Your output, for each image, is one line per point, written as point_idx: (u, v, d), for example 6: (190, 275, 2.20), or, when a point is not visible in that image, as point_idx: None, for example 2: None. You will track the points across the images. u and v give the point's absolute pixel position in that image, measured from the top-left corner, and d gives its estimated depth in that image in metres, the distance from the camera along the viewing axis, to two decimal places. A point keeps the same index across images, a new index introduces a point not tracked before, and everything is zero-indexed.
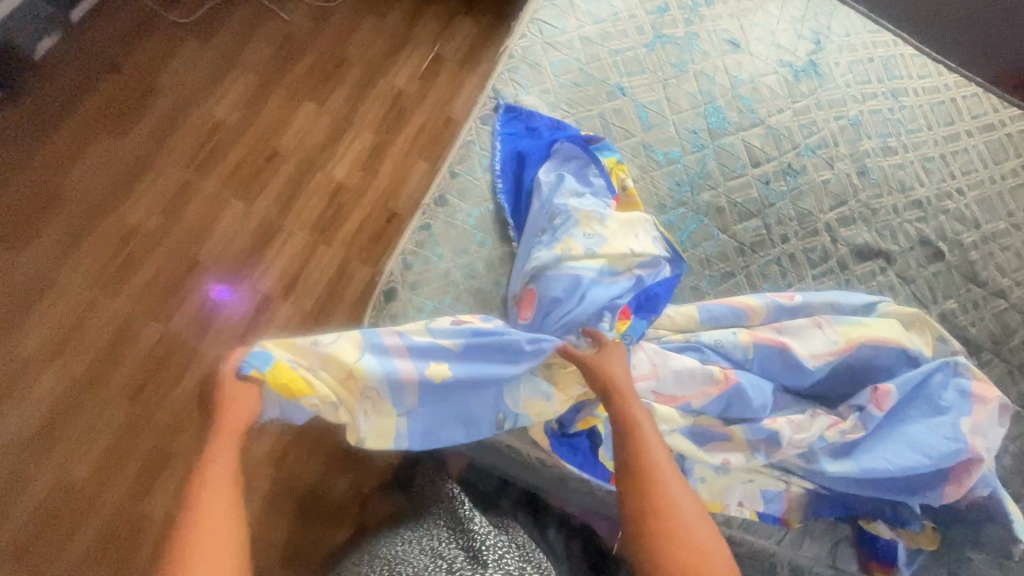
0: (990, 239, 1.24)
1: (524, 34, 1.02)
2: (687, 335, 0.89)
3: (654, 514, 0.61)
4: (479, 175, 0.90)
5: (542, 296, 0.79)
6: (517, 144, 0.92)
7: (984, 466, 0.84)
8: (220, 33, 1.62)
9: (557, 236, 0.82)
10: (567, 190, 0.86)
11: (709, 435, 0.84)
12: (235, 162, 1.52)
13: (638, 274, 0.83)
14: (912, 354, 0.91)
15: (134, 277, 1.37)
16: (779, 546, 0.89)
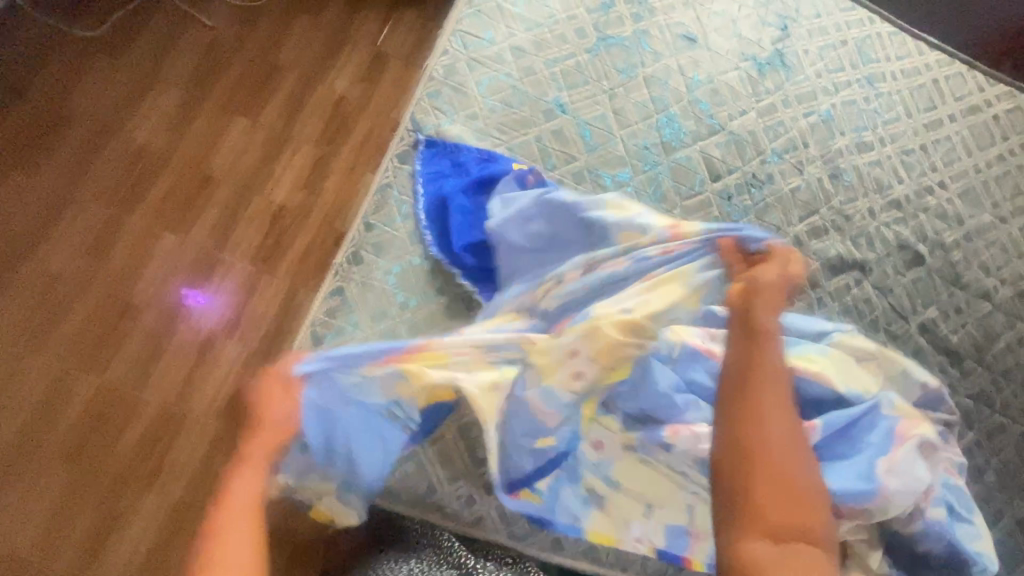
0: (974, 235, 1.14)
1: (446, 50, 0.92)
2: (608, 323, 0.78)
3: (770, 489, 0.65)
4: (399, 225, 0.85)
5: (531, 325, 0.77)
6: (441, 188, 0.87)
7: (892, 508, 0.79)
8: (136, 47, 1.48)
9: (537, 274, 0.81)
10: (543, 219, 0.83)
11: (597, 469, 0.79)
12: (164, 191, 1.40)
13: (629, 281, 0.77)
14: (846, 398, 0.85)
15: (64, 327, 1.28)
16: None
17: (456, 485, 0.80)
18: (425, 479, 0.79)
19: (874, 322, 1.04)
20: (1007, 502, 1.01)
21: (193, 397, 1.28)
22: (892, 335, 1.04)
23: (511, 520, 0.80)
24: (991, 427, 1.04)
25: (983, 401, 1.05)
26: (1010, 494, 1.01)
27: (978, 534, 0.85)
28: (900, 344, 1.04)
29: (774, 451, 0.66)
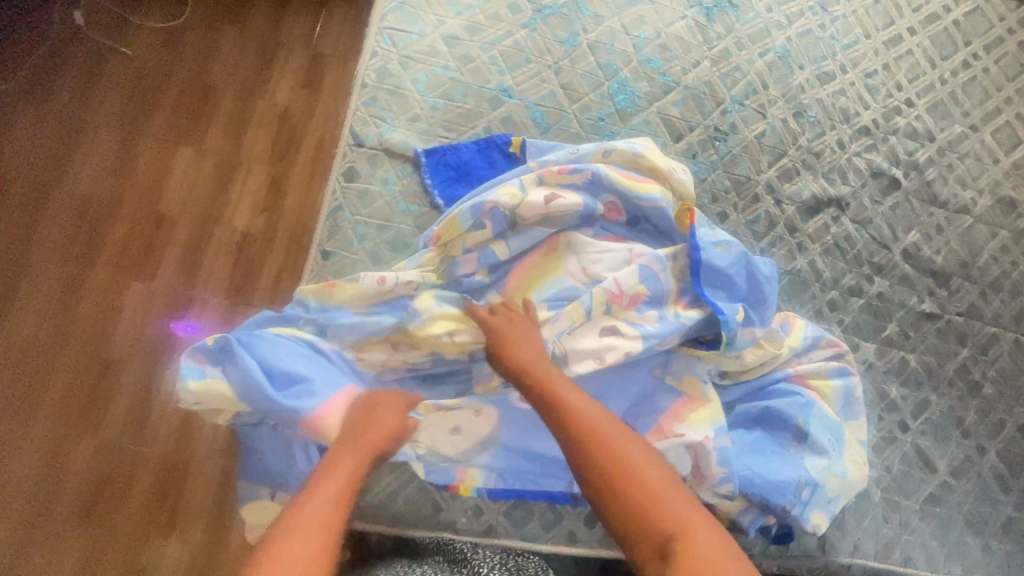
0: (947, 149, 1.12)
1: (375, 52, 0.87)
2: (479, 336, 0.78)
3: (588, 413, 0.67)
4: (356, 247, 0.81)
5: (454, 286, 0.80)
6: (451, 189, 0.83)
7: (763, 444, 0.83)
8: (58, 93, 1.40)
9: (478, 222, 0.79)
10: (508, 189, 0.79)
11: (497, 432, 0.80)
12: (121, 238, 1.35)
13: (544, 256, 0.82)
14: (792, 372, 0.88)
15: (48, 394, 1.26)
16: None
17: (461, 499, 0.80)
18: (429, 498, 0.80)
19: (858, 257, 1.02)
20: (1008, 411, 1.02)
21: (193, 441, 1.25)
22: (877, 266, 1.03)
23: (523, 522, 0.80)
24: (984, 340, 1.04)
25: (974, 315, 1.05)
26: (1010, 403, 1.02)
27: (831, 471, 0.82)
28: (886, 274, 1.03)
29: (620, 467, 0.64)
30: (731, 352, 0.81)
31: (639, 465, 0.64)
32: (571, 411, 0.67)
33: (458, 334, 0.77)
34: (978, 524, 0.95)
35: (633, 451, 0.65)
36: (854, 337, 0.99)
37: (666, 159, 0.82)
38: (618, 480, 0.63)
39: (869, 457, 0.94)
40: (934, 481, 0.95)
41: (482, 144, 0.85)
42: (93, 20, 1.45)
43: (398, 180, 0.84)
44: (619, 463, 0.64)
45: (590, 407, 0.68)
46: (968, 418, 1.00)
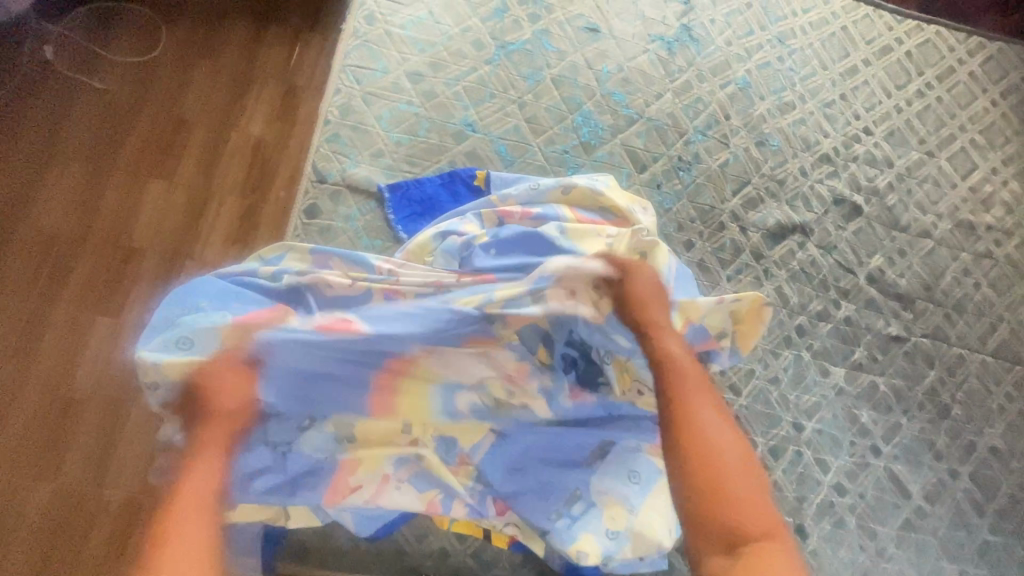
0: (906, 175, 1.15)
1: (338, 88, 0.84)
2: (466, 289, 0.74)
3: (710, 416, 0.68)
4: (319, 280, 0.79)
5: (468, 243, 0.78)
6: (416, 224, 0.81)
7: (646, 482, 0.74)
8: (22, 130, 1.38)
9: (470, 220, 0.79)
10: (471, 219, 0.79)
11: (395, 493, 0.71)
12: (87, 273, 1.32)
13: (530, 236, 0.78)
14: None
15: (4, 437, 1.21)
16: None
17: (426, 542, 0.78)
18: (392, 542, 0.77)
19: (824, 282, 1.04)
20: (978, 432, 1.03)
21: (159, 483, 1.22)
22: (843, 290, 1.04)
23: (491, 563, 0.78)
24: (951, 362, 1.06)
25: (939, 337, 1.07)
26: (979, 424, 1.03)
27: None
28: (851, 298, 1.05)
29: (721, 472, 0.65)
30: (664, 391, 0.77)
31: (739, 490, 0.63)
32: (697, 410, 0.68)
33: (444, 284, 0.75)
34: (954, 549, 0.95)
35: (732, 473, 0.64)
36: (823, 362, 0.99)
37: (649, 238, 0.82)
38: (706, 478, 0.64)
39: (843, 483, 0.93)
40: (908, 506, 0.95)
41: (446, 178, 0.83)
42: (65, 54, 1.44)
43: (362, 216, 0.80)
44: (713, 463, 0.64)
45: (713, 412, 0.68)
46: (939, 441, 1.01)
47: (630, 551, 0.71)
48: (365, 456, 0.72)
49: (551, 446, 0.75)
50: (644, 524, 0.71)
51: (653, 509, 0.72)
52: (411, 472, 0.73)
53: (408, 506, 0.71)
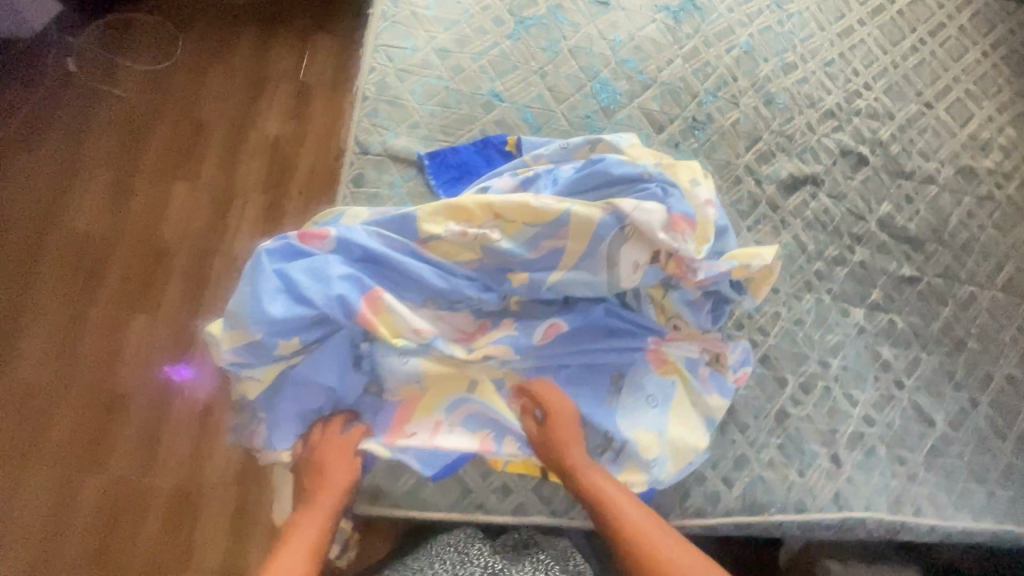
0: (906, 127, 1.21)
1: (372, 67, 0.89)
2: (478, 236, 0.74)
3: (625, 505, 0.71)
4: None
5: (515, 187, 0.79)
6: (456, 186, 0.84)
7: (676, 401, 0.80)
8: (47, 139, 1.41)
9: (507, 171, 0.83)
10: (508, 171, 0.82)
11: (449, 439, 0.74)
12: (121, 274, 1.36)
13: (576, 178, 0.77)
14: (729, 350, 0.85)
15: (52, 435, 1.25)
16: (689, 515, 0.84)
17: (488, 481, 0.82)
18: (456, 485, 0.81)
19: (837, 229, 1.08)
20: (994, 363, 1.08)
21: (205, 470, 1.26)
22: (856, 236, 1.09)
23: (550, 499, 0.82)
24: (963, 299, 1.11)
25: (950, 277, 1.12)
26: (995, 355, 1.08)
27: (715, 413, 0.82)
28: (865, 243, 1.09)
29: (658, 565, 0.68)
30: (698, 326, 0.82)
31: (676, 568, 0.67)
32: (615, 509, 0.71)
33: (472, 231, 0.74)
34: (980, 471, 1.00)
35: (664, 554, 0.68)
36: (843, 303, 1.04)
37: (707, 207, 0.77)
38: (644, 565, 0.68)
39: (871, 414, 0.98)
40: (934, 433, 1.00)
41: (479, 145, 0.88)
42: (83, 62, 1.46)
43: (404, 182, 0.83)
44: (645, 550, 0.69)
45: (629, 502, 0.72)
46: (957, 372, 1.05)
47: (672, 465, 0.78)
48: (421, 402, 0.75)
49: (577, 381, 0.79)
50: (676, 438, 0.78)
51: (678, 422, 0.79)
52: (463, 415, 0.75)
53: (463, 446, 0.74)
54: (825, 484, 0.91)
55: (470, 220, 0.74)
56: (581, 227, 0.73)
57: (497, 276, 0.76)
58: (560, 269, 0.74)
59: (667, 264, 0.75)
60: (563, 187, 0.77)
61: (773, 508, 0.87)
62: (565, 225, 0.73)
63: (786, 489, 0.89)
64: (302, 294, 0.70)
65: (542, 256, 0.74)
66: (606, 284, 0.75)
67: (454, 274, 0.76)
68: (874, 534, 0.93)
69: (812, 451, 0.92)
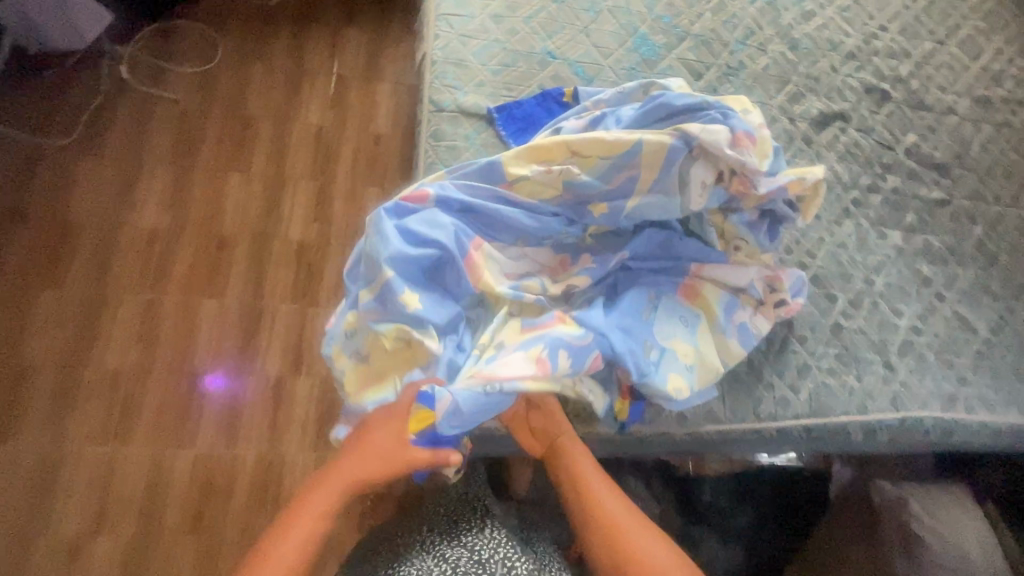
0: (923, 63, 1.27)
1: (437, 35, 0.98)
2: (560, 170, 0.84)
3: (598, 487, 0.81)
4: None
5: (585, 127, 0.87)
6: (526, 132, 0.92)
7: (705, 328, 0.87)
8: (110, 143, 1.50)
9: (573, 114, 0.90)
10: (573, 115, 0.90)
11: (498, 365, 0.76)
12: (188, 264, 1.44)
13: (640, 115, 0.85)
14: (770, 281, 0.90)
15: (141, 415, 1.32)
16: (761, 418, 0.93)
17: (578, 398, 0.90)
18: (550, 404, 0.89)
19: (869, 160, 1.15)
20: None
21: (285, 439, 1.33)
22: (886, 165, 1.16)
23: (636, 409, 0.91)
24: (992, 218, 1.18)
25: (978, 198, 1.19)
26: None
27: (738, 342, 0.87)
28: (895, 171, 1.16)
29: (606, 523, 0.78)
30: (760, 242, 0.89)
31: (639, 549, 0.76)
32: (588, 491, 0.81)
33: (554, 167, 0.84)
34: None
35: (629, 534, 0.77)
36: (881, 227, 1.11)
37: (763, 128, 0.84)
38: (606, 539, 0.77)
39: (917, 325, 1.05)
40: (977, 339, 1.06)
41: (540, 98, 0.95)
42: (136, 71, 1.57)
43: (478, 135, 0.92)
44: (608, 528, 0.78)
45: (603, 489, 0.81)
46: (993, 284, 1.12)
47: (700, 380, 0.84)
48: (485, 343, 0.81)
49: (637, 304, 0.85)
50: (704, 360, 0.85)
51: (703, 343, 0.86)
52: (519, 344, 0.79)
53: (517, 365, 0.76)
54: (880, 388, 0.99)
55: (551, 159, 0.85)
56: (653, 154, 0.82)
57: (579, 209, 0.86)
58: (635, 196, 0.84)
59: (731, 183, 0.84)
60: (629, 122, 0.86)
61: (837, 409, 0.95)
62: (638, 154, 0.82)
63: (845, 393, 0.97)
64: (419, 242, 0.81)
65: (617, 187, 0.84)
66: (678, 205, 0.84)
67: (541, 213, 0.86)
68: (931, 433, 1.00)
69: (866, 359, 1.00)
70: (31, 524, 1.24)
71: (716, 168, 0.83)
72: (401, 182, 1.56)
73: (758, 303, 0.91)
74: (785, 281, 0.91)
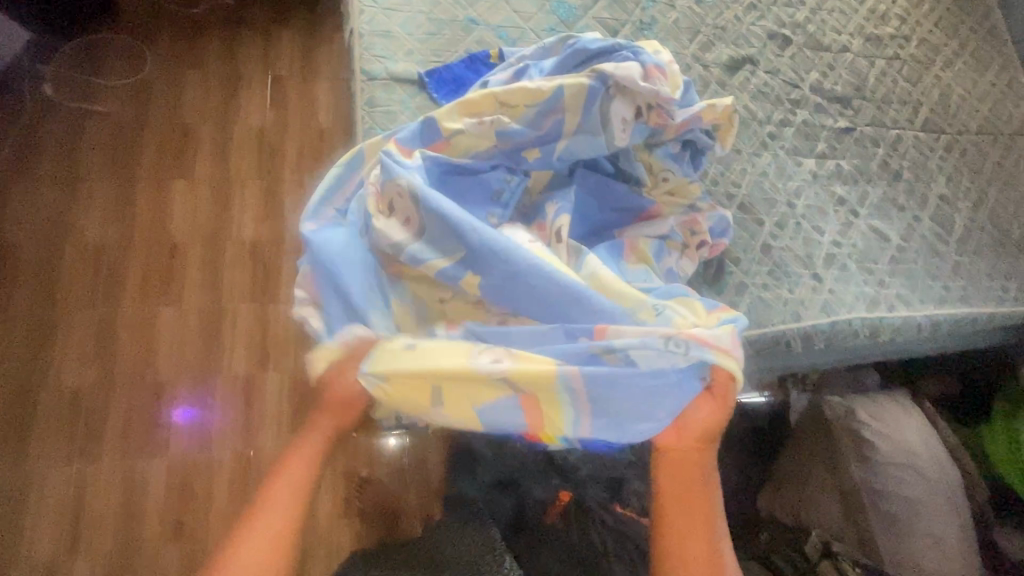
0: (817, 9, 1.40)
1: (363, 11, 1.02)
2: (491, 121, 0.88)
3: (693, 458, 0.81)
4: None
5: (511, 78, 0.92)
6: (457, 92, 0.97)
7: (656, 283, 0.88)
8: (44, 162, 1.47)
9: (499, 70, 0.96)
10: (501, 71, 0.95)
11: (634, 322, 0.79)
12: (140, 273, 1.42)
13: (561, 62, 0.92)
14: (692, 221, 0.97)
15: (107, 430, 1.30)
16: None
17: None
18: None
19: (779, 97, 1.26)
20: (928, 186, 1.27)
21: (261, 434, 1.33)
22: (794, 101, 1.27)
23: None
24: (892, 140, 1.30)
25: (878, 124, 1.31)
26: (927, 180, 1.27)
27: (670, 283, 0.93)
28: (803, 106, 1.27)
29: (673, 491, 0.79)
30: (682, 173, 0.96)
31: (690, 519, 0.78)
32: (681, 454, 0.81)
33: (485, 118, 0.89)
34: (934, 270, 1.18)
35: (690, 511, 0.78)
36: (796, 157, 1.21)
37: (672, 63, 0.92)
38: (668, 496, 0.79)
39: (838, 239, 1.15)
40: (891, 247, 1.17)
41: (467, 61, 1.00)
42: (64, 88, 1.55)
43: (412, 99, 0.97)
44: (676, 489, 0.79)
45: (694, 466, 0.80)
46: (900, 197, 1.24)
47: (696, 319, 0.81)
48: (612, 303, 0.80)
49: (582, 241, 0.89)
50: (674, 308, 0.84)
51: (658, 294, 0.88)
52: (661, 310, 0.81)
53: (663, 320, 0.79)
54: (812, 298, 1.08)
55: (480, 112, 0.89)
56: (575, 96, 0.87)
57: (515, 156, 0.90)
58: (564, 137, 0.89)
59: (650, 117, 0.91)
60: (551, 70, 0.92)
61: (775, 321, 1.04)
62: (561, 97, 0.87)
63: (781, 304, 1.06)
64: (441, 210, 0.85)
65: (546, 130, 0.89)
66: (604, 142, 0.90)
67: (479, 168, 0.90)
68: (862, 333, 1.09)
69: (795, 273, 1.09)
70: (1, 555, 1.20)
71: (634, 104, 0.90)
72: None
73: (683, 246, 0.97)
74: (705, 218, 0.98)
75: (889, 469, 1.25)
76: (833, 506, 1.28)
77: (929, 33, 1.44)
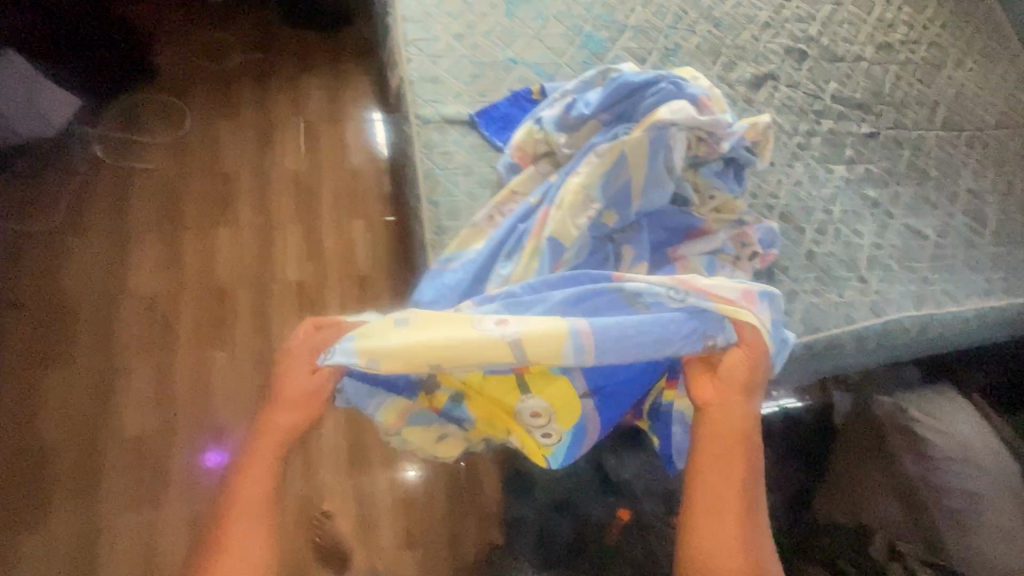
0: (828, 22, 1.46)
1: (410, 59, 1.09)
2: (568, 191, 0.90)
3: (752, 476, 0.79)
4: (456, 192, 0.99)
5: (565, 121, 0.97)
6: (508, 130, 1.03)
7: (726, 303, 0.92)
8: (95, 220, 1.53)
9: (547, 109, 1.01)
10: (550, 111, 1.00)
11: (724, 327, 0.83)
12: (192, 320, 1.46)
13: (607, 98, 0.96)
14: (744, 235, 1.01)
15: (172, 476, 1.32)
16: None
17: None
18: None
19: (803, 109, 1.31)
20: (956, 182, 1.30)
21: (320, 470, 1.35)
22: (818, 111, 1.32)
23: None
24: (915, 141, 1.34)
25: (900, 126, 1.35)
26: (955, 177, 1.31)
27: None
28: (827, 115, 1.32)
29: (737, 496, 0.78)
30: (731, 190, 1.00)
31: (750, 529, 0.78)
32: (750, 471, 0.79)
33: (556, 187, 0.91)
34: (973, 263, 1.21)
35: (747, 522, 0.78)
36: (827, 164, 1.25)
37: (713, 88, 0.97)
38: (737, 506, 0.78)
39: (877, 240, 1.18)
40: (929, 244, 1.20)
41: (511, 99, 1.06)
42: (109, 148, 1.62)
43: (464, 139, 1.03)
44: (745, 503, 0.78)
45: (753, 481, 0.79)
46: (931, 195, 1.27)
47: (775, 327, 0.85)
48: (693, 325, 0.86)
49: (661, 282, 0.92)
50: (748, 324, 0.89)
51: None
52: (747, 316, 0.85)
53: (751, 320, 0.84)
54: (859, 298, 1.10)
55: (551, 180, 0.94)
56: (638, 152, 0.90)
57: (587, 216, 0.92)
58: (635, 193, 0.91)
59: (699, 148, 0.96)
60: (601, 108, 0.96)
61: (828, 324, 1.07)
62: (624, 156, 0.90)
63: (831, 307, 1.08)
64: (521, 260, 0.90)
65: (616, 188, 0.91)
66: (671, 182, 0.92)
67: None
68: (913, 330, 1.11)
69: (841, 276, 1.12)
70: None
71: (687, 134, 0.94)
72: (386, 210, 1.64)
73: (735, 259, 1.00)
74: (755, 231, 1.02)
75: (947, 464, 1.25)
76: (893, 507, 1.26)
77: (937, 36, 1.50)
